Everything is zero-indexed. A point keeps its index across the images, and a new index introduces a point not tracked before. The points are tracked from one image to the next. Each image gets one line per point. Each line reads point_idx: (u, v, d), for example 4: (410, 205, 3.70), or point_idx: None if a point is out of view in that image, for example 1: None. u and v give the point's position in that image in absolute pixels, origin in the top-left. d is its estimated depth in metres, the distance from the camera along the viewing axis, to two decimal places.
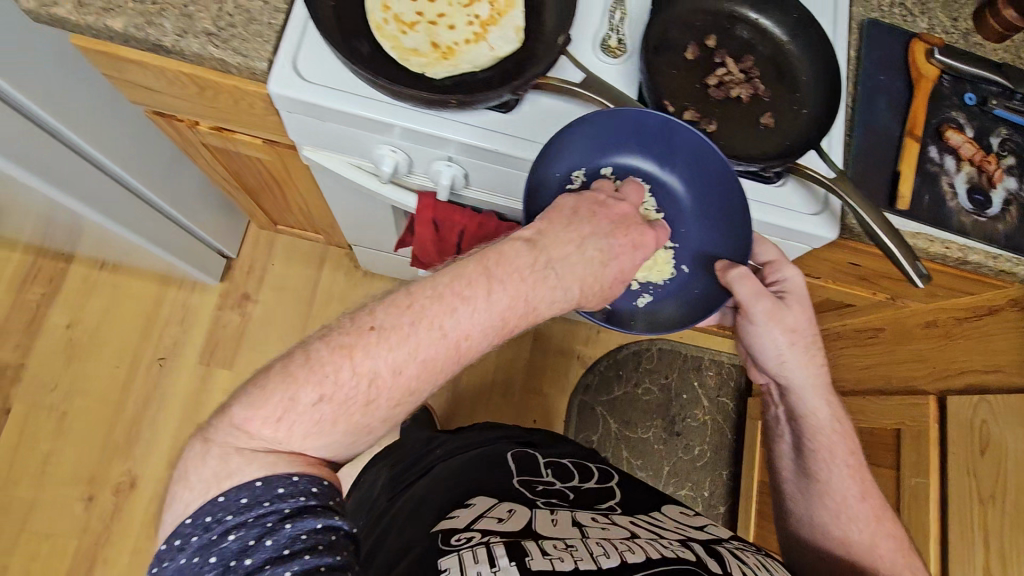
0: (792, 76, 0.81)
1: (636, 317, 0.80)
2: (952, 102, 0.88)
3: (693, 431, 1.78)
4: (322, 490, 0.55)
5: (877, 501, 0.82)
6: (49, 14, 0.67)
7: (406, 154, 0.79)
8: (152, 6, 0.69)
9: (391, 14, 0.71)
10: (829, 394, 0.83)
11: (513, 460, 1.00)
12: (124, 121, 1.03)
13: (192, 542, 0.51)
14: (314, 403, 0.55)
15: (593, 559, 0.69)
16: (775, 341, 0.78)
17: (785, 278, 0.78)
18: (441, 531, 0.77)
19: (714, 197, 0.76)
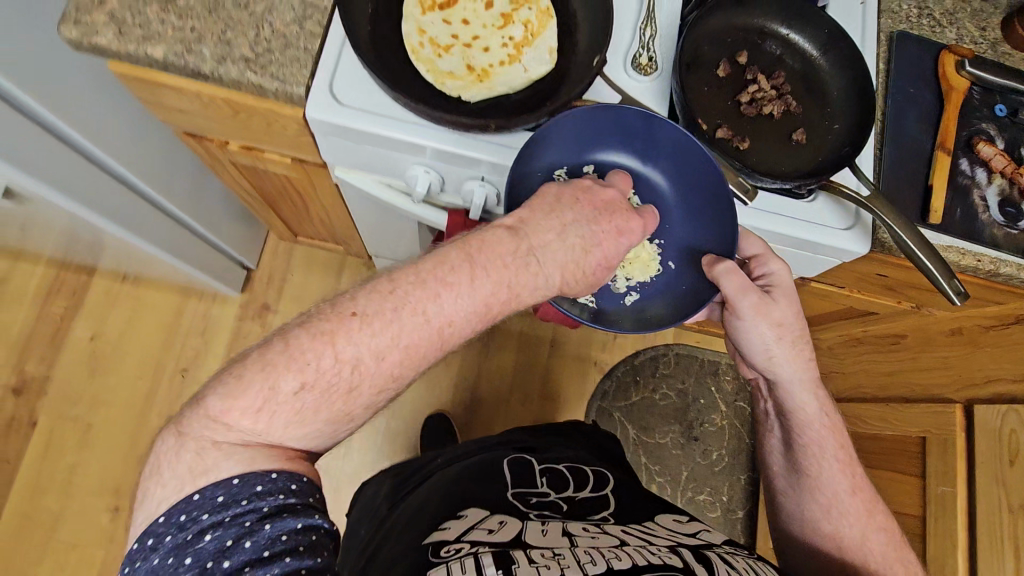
0: (823, 91, 0.80)
1: (624, 315, 0.79)
2: (983, 113, 0.87)
3: (710, 436, 1.78)
4: (301, 489, 0.53)
5: (868, 495, 0.82)
6: (91, 43, 0.68)
7: (440, 174, 0.80)
8: (190, 33, 0.70)
9: (426, 37, 0.72)
10: (817, 388, 0.83)
11: (510, 469, 1.00)
12: (165, 147, 1.01)
13: (166, 542, 0.48)
14: (293, 393, 0.54)
15: (578, 566, 0.70)
16: (762, 336, 0.78)
17: (772, 271, 0.78)
18: (432, 543, 0.77)
19: (699, 190, 0.75)
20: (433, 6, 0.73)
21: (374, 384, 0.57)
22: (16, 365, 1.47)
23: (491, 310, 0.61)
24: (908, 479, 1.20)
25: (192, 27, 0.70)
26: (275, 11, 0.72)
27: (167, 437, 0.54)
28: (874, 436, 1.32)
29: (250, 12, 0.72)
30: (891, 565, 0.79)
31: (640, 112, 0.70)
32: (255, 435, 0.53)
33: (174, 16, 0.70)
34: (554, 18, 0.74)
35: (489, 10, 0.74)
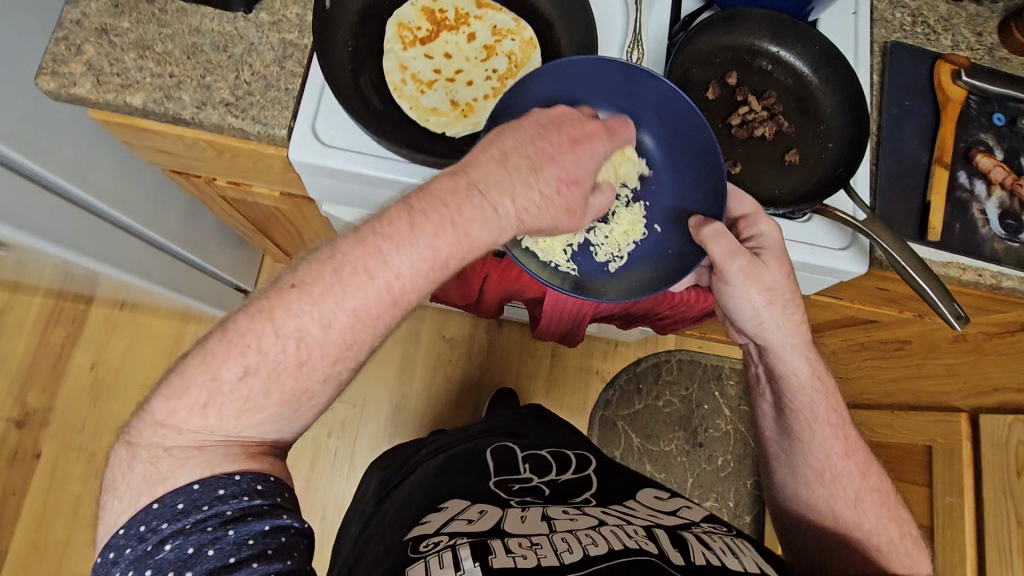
0: (815, 109, 0.79)
1: (607, 284, 0.75)
2: (981, 123, 0.86)
3: (715, 442, 1.77)
4: (267, 488, 0.53)
5: (862, 457, 0.80)
6: (69, 94, 0.67)
7: None
8: (170, 79, 0.69)
9: (408, 74, 0.71)
10: (807, 350, 0.78)
11: (494, 456, 1.03)
12: (156, 190, 1.01)
13: (126, 555, 0.49)
14: (237, 379, 0.52)
15: (556, 556, 0.72)
16: (751, 301, 0.72)
17: (761, 232, 0.71)
18: (412, 538, 0.79)
19: (687, 146, 0.72)
20: (414, 42, 0.72)
21: (326, 355, 0.54)
22: (18, 397, 1.48)
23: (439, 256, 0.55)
24: (915, 488, 1.18)
25: (171, 73, 0.69)
26: (255, 52, 0.71)
27: (119, 450, 0.54)
28: (881, 442, 1.31)
29: (230, 55, 0.71)
30: (884, 523, 0.78)
31: (621, 64, 0.67)
32: (204, 429, 0.52)
33: (152, 63, 0.69)
34: (538, 49, 0.72)
35: (471, 42, 0.74)
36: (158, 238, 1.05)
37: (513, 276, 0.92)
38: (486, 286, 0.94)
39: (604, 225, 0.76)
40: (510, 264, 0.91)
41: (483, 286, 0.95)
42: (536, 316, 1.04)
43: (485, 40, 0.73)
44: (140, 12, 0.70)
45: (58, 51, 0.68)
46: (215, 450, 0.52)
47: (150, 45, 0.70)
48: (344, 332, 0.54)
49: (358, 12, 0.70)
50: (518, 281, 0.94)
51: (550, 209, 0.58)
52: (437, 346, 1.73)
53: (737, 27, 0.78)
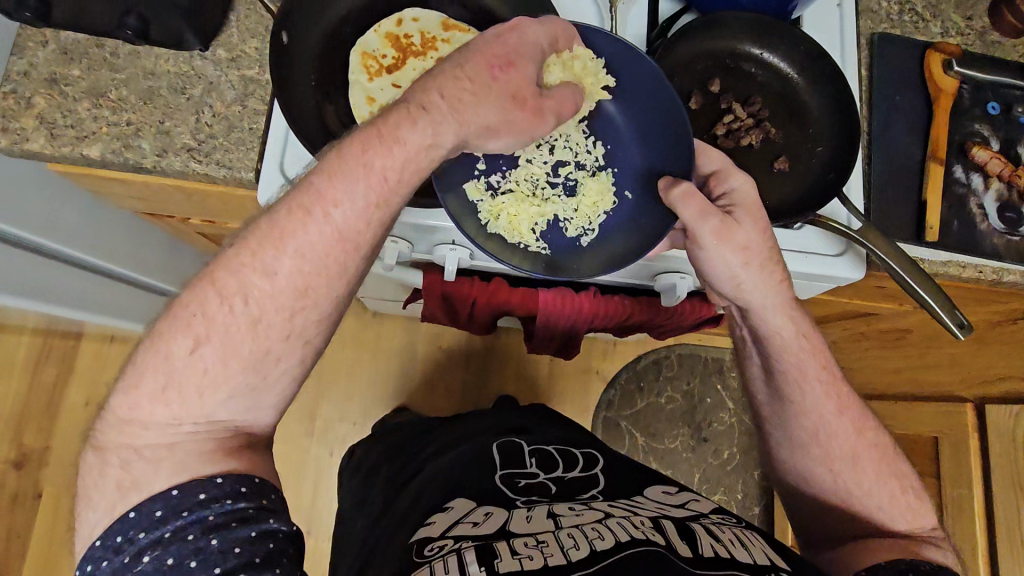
0: (802, 112, 0.76)
1: (582, 260, 0.71)
2: (974, 113, 0.82)
3: (720, 436, 1.76)
4: (253, 489, 0.51)
5: (858, 412, 0.72)
6: (21, 150, 0.64)
7: (407, 242, 0.77)
8: (128, 127, 0.66)
9: (376, 106, 0.68)
10: (791, 306, 0.70)
11: (499, 451, 0.96)
12: (142, 239, 0.98)
13: (103, 567, 0.47)
14: (190, 350, 0.51)
15: (562, 553, 0.67)
16: (727, 261, 0.65)
17: (732, 188, 0.65)
18: (418, 541, 0.74)
19: (646, 104, 0.70)
20: (380, 71, 0.70)
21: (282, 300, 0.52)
22: (12, 438, 1.44)
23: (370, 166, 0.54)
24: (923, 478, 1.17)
25: (128, 120, 0.66)
26: (214, 91, 0.68)
27: (88, 456, 0.52)
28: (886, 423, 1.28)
29: (188, 97, 0.68)
30: (886, 478, 0.71)
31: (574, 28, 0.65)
32: (177, 420, 0.51)
33: (107, 111, 0.66)
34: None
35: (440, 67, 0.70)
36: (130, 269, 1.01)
37: (502, 299, 0.87)
38: (475, 310, 0.89)
39: (571, 198, 0.72)
40: (498, 286, 0.86)
41: (473, 310, 0.90)
42: (531, 335, 0.98)
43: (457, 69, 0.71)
44: (91, 57, 0.67)
45: (7, 105, 0.65)
46: (188, 445, 0.51)
47: (104, 92, 0.66)
48: (291, 274, 0.53)
49: (320, 43, 0.67)
50: (509, 305, 0.88)
51: (505, 106, 0.57)
52: (433, 353, 1.69)
53: (718, 32, 0.75)
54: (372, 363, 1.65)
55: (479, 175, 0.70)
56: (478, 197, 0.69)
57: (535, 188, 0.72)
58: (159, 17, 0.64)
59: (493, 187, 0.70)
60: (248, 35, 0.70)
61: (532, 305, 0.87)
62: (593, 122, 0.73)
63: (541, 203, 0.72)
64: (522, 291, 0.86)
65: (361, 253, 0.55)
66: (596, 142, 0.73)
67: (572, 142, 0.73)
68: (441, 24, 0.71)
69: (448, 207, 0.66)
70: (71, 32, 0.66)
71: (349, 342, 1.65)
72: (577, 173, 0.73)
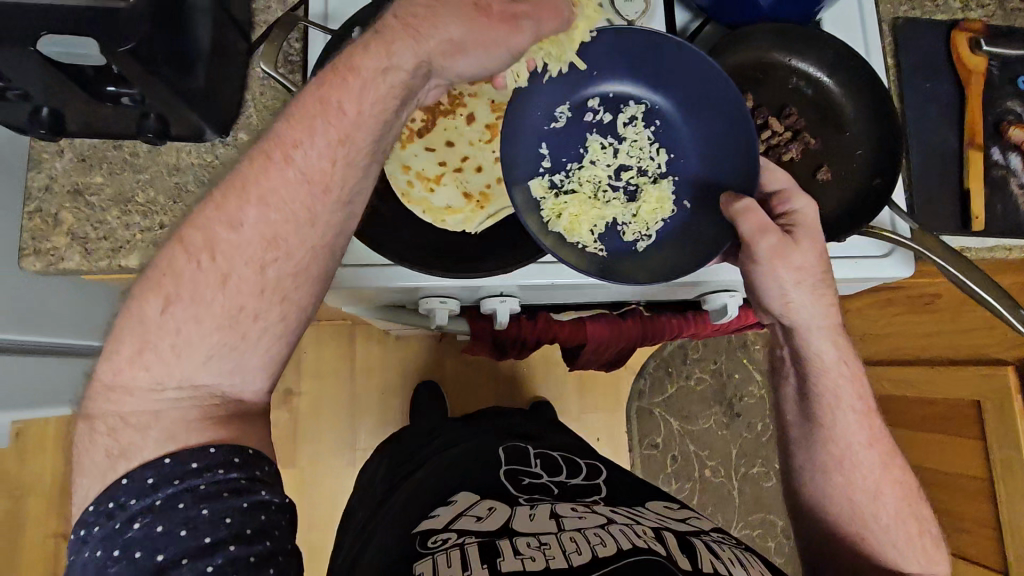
0: (836, 117, 0.74)
1: (634, 265, 0.66)
2: (1006, 91, 0.81)
3: (749, 409, 1.72)
4: (245, 461, 0.48)
5: (887, 447, 0.72)
6: (58, 270, 0.63)
7: (455, 298, 0.75)
8: (162, 231, 0.64)
9: (414, 174, 0.71)
10: (838, 330, 0.68)
11: (503, 452, 0.95)
12: (76, 292, 0.78)
13: (96, 534, 0.44)
14: (161, 312, 0.48)
15: (562, 557, 0.66)
16: (779, 283, 0.63)
17: (795, 210, 0.62)
18: (422, 531, 0.77)
19: (706, 108, 0.65)
20: (410, 136, 0.74)
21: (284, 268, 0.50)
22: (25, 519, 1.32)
23: (329, 102, 0.51)
24: (963, 441, 1.19)
25: (160, 224, 0.64)
26: None
27: (80, 427, 0.49)
28: (920, 398, 1.30)
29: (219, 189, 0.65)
30: (903, 517, 0.72)
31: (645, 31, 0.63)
32: (160, 384, 0.48)
33: (139, 216, 0.64)
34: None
35: (472, 124, 0.75)
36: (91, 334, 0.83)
37: (550, 333, 0.85)
38: (522, 347, 0.87)
39: (632, 203, 0.68)
40: (546, 322, 0.85)
41: (518, 348, 0.88)
42: (570, 356, 0.97)
43: (489, 126, 0.75)
44: (111, 161, 0.64)
45: (34, 225, 0.62)
46: (174, 413, 0.47)
47: (131, 197, 0.64)
48: (256, 224, 0.49)
49: None
50: (557, 337, 0.87)
51: (468, 18, 0.54)
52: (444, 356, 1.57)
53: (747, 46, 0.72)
54: (385, 382, 1.53)
55: (544, 172, 0.67)
56: (542, 193, 0.66)
57: (596, 191, 0.68)
58: (174, 115, 0.60)
59: (556, 186, 0.67)
60: (268, 114, 0.67)
61: (581, 337, 0.86)
62: (659, 129, 0.69)
63: (601, 206, 0.68)
64: (572, 326, 0.85)
65: (331, 196, 0.51)
66: (661, 148, 0.69)
67: (637, 147, 0.69)
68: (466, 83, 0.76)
69: (514, 201, 0.63)
70: (86, 138, 0.63)
71: (370, 371, 1.52)
72: (639, 179, 0.69)
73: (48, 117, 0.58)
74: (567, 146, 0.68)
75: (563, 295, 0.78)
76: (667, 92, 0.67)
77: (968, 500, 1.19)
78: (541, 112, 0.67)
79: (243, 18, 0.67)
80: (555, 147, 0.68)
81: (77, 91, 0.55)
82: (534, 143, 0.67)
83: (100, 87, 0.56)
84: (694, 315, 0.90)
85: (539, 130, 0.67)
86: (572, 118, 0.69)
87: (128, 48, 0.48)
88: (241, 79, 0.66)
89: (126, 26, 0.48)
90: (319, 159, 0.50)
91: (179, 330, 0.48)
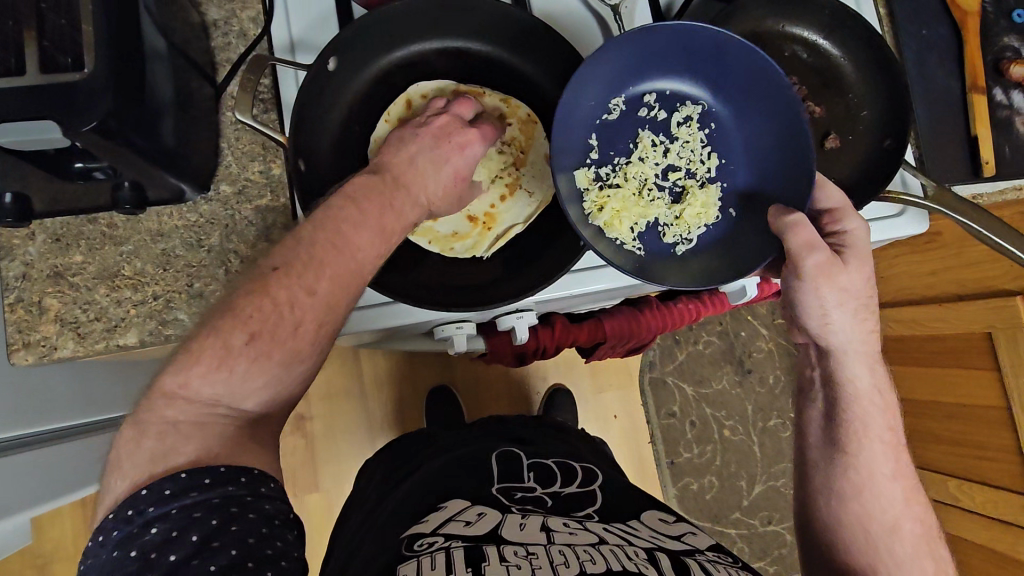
0: (838, 81, 0.71)
1: (670, 268, 0.66)
2: (1002, 26, 0.78)
3: (763, 363, 1.55)
4: (252, 480, 0.43)
5: (911, 483, 0.67)
6: (53, 360, 0.59)
7: (470, 321, 0.71)
8: (157, 302, 0.61)
9: None
10: (874, 360, 0.65)
11: (497, 459, 0.84)
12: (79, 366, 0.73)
13: (113, 537, 0.40)
14: (245, 343, 0.45)
15: (549, 569, 0.57)
16: (821, 306, 0.60)
17: (847, 231, 0.60)
18: (409, 534, 0.67)
19: (765, 112, 0.66)
20: None
21: (315, 315, 0.48)
22: None
23: (387, 231, 0.53)
24: (977, 373, 1.17)
25: (154, 295, 0.61)
26: (233, 232, 0.63)
27: None
28: (930, 336, 1.25)
29: (209, 249, 0.62)
30: (922, 558, 0.64)
31: (715, 36, 0.62)
32: (216, 399, 0.45)
33: (129, 290, 0.60)
34: (540, 120, 0.71)
35: None
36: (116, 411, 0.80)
37: (565, 338, 0.83)
38: (539, 355, 0.85)
39: (675, 205, 0.68)
40: (560, 328, 0.82)
41: (534, 356, 0.85)
42: (584, 352, 0.95)
43: None
44: (88, 237, 0.60)
45: (19, 317, 0.59)
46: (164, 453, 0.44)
47: (117, 271, 0.60)
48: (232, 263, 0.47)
49: (331, 153, 0.65)
50: (573, 340, 0.84)
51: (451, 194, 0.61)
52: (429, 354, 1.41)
53: (740, 20, 0.69)
54: (367, 391, 1.36)
55: (590, 163, 0.68)
56: (587, 184, 0.67)
57: (641, 188, 0.68)
58: (150, 181, 0.55)
59: (601, 179, 0.68)
60: (247, 160, 0.64)
61: (598, 337, 0.85)
62: (712, 133, 0.70)
63: (645, 204, 0.68)
64: (587, 328, 0.84)
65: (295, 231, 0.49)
66: (711, 152, 0.69)
67: (688, 148, 0.69)
68: (455, 90, 0.70)
69: (559, 186, 0.63)
70: (55, 217, 0.59)
71: (369, 383, 1.36)
72: (686, 181, 0.69)
73: (14, 203, 0.53)
74: (617, 140, 0.69)
75: (584, 300, 0.76)
76: (725, 88, 0.68)
77: (988, 430, 1.18)
78: (596, 102, 0.66)
79: (203, 60, 0.63)
80: (603, 139, 0.68)
81: (31, 164, 0.49)
82: (585, 131, 0.67)
83: (66, 164, 0.51)
84: (709, 296, 0.88)
85: (590, 119, 0.67)
86: (621, 107, 0.68)
87: (95, 124, 0.44)
88: (213, 126, 0.62)
89: (85, 104, 0.43)
90: (368, 253, 0.51)
91: (228, 394, 0.45)
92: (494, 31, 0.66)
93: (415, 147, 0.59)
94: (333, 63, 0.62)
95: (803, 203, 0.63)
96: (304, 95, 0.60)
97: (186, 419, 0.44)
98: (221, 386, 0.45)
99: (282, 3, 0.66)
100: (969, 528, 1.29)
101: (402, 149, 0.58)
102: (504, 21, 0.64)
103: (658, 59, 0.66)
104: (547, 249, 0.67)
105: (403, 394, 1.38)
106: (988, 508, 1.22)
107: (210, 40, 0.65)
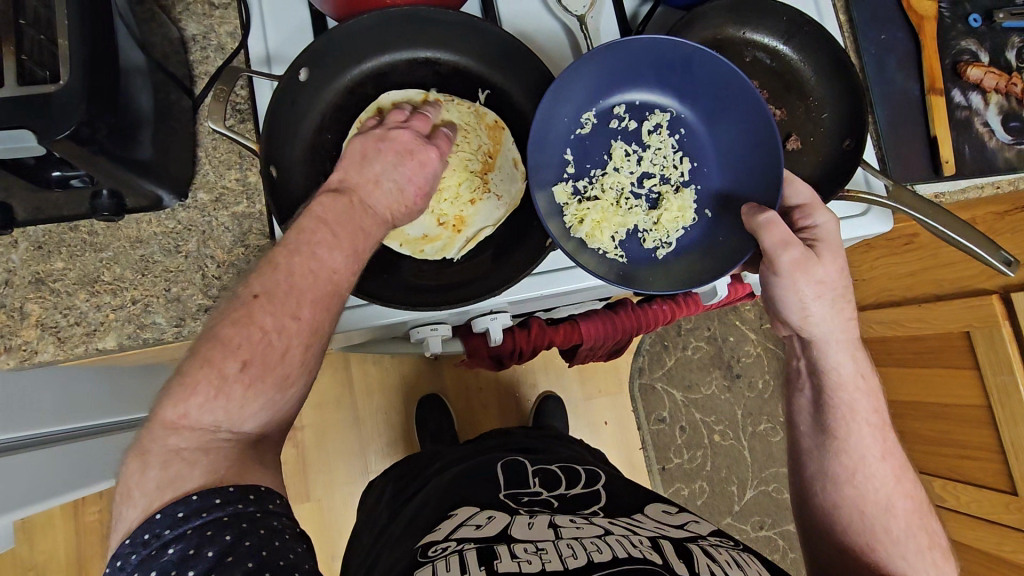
0: (799, 84, 0.73)
1: (655, 273, 0.68)
2: (958, 30, 0.81)
3: (751, 367, 1.55)
4: (260, 497, 0.43)
5: (901, 460, 0.67)
6: (34, 364, 0.61)
7: (446, 323, 0.72)
8: (135, 306, 0.63)
9: None
10: (855, 344, 0.66)
11: (500, 467, 0.84)
12: (68, 376, 0.76)
13: (130, 563, 0.40)
14: (239, 369, 0.46)
15: (559, 561, 0.57)
16: (802, 299, 0.62)
17: (817, 225, 0.62)
18: (423, 543, 0.66)
19: (733, 116, 0.68)
20: None
21: (302, 337, 0.49)
22: None
23: (360, 252, 0.55)
24: (956, 372, 1.17)
25: (133, 299, 0.63)
26: (211, 239, 0.65)
27: None
28: (910, 337, 1.27)
29: (186, 255, 0.64)
30: (914, 530, 0.65)
31: (679, 46, 0.64)
32: (216, 425, 0.45)
33: (108, 295, 0.62)
34: (507, 126, 0.74)
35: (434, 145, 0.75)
36: (138, 413, 0.90)
37: (543, 339, 0.84)
38: (519, 357, 0.86)
39: (653, 210, 0.70)
40: (536, 329, 0.84)
41: (514, 358, 0.86)
42: (568, 355, 0.95)
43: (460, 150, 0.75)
44: (68, 244, 0.62)
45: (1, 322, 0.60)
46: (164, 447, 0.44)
47: (97, 277, 0.62)
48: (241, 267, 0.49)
49: (305, 158, 0.67)
50: (549, 342, 0.85)
51: (411, 202, 0.61)
52: (420, 364, 1.42)
53: (701, 25, 0.71)
54: (357, 400, 1.37)
55: (567, 178, 0.69)
56: (566, 199, 0.68)
57: (619, 198, 0.70)
58: (127, 189, 0.57)
59: (579, 192, 0.69)
60: (224, 168, 0.66)
61: (575, 339, 0.86)
62: (683, 139, 0.72)
63: (624, 213, 0.70)
64: (563, 329, 0.85)
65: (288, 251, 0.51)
66: (684, 157, 0.72)
67: (661, 155, 0.72)
68: (422, 99, 0.72)
69: (539, 201, 0.65)
70: (38, 225, 0.61)
71: (357, 389, 1.37)
72: (661, 187, 0.71)
73: None
74: (593, 152, 0.71)
75: (559, 300, 0.77)
76: (692, 94, 0.70)
77: (973, 429, 1.18)
78: (568, 118, 0.68)
79: (181, 73, 0.65)
80: (579, 153, 0.70)
81: (11, 173, 0.52)
82: (561, 148, 0.69)
83: (43, 174, 0.54)
84: (684, 297, 0.90)
85: (566, 135, 0.69)
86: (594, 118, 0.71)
87: (68, 134, 0.45)
88: (190, 137, 0.64)
89: (61, 114, 0.45)
90: (344, 275, 0.53)
91: (229, 419, 0.45)
92: (461, 42, 0.68)
93: (380, 165, 0.59)
94: (305, 72, 0.65)
95: (775, 201, 0.64)
96: (275, 106, 0.62)
97: (192, 424, 0.45)
98: (221, 411, 0.45)
99: (258, 17, 0.69)
100: (962, 531, 1.28)
101: (367, 168, 0.59)
102: (471, 32, 0.67)
103: (626, 72, 0.68)
104: (517, 248, 0.69)
105: (392, 402, 1.39)
106: (974, 508, 1.22)
107: (188, 55, 0.67)
